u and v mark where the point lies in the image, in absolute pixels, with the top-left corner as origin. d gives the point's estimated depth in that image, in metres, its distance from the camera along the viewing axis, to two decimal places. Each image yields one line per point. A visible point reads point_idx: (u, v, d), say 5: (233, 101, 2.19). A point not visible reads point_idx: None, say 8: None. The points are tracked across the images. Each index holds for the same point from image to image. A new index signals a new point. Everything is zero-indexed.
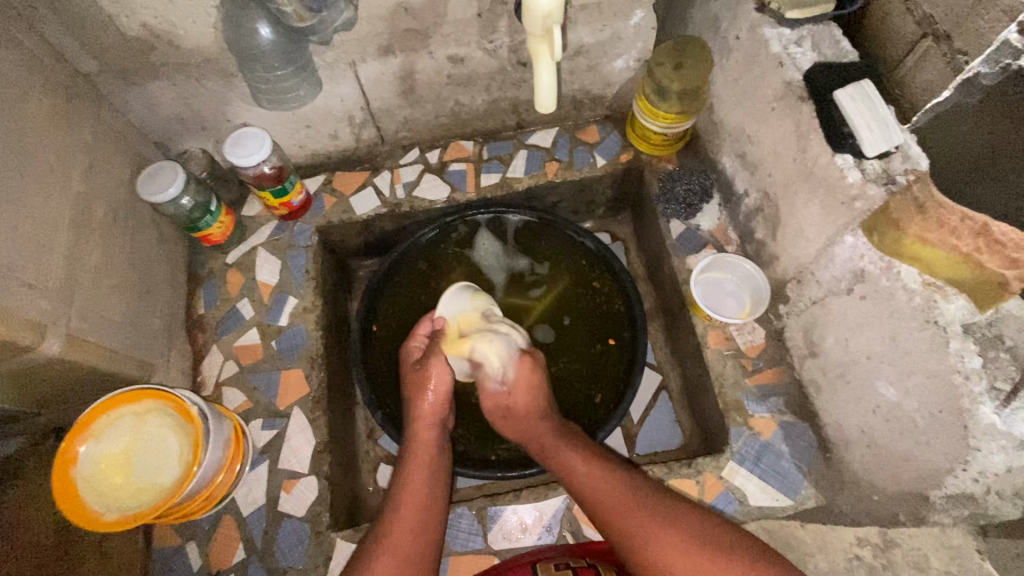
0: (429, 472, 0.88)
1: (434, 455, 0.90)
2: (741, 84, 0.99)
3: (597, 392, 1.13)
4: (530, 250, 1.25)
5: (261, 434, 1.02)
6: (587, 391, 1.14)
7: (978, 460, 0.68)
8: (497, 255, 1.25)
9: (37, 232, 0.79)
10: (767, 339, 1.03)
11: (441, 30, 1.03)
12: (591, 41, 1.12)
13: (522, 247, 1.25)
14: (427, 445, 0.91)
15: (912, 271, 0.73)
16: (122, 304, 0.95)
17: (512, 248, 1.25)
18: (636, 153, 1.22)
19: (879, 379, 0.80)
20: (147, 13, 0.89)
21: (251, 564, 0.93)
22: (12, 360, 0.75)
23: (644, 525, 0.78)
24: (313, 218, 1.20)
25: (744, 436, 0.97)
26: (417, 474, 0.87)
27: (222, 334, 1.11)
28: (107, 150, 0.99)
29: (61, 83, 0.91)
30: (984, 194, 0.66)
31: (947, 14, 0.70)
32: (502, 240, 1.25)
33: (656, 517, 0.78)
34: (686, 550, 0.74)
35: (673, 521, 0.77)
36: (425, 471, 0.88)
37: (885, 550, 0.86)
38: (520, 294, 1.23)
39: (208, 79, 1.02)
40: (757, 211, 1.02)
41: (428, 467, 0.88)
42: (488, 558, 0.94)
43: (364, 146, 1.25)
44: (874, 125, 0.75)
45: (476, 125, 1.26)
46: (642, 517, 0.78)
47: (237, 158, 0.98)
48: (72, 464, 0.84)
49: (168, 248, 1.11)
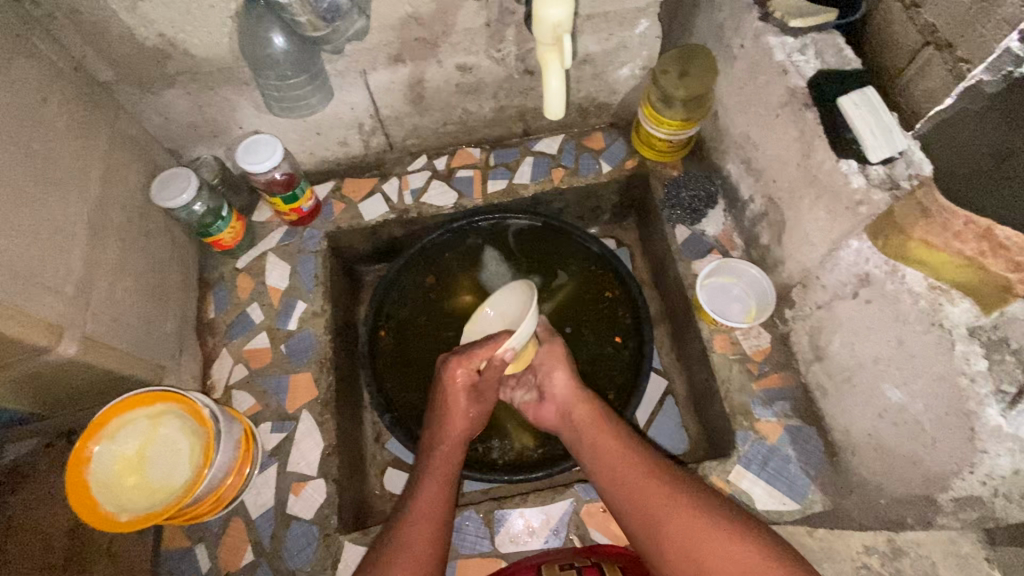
0: (445, 481, 0.87)
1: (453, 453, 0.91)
2: (745, 92, 1.00)
3: (611, 389, 1.14)
4: (538, 270, 1.25)
5: (270, 437, 1.03)
6: (602, 385, 1.14)
7: (985, 463, 0.68)
8: (505, 274, 1.25)
9: (54, 237, 0.81)
10: (773, 343, 1.03)
11: (450, 39, 1.05)
12: (597, 49, 1.14)
13: (529, 266, 1.26)
14: (447, 456, 0.90)
15: (916, 274, 0.74)
16: (134, 308, 0.96)
17: (518, 269, 1.26)
18: (642, 160, 1.24)
19: (885, 383, 0.81)
20: (164, 23, 0.91)
21: (260, 567, 0.94)
22: (30, 362, 0.76)
23: (649, 502, 0.77)
24: (323, 224, 1.21)
25: (750, 439, 0.97)
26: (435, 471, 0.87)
27: (232, 338, 1.12)
28: (122, 157, 1.00)
29: (78, 91, 0.93)
30: (1004, 207, 0.65)
31: (950, 22, 0.72)
32: (508, 252, 1.26)
33: (673, 498, 0.76)
34: (692, 526, 0.72)
35: (684, 502, 0.75)
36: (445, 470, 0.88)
37: (894, 559, 0.86)
38: None
39: (221, 87, 1.04)
40: (761, 216, 1.03)
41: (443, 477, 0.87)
42: (495, 561, 0.94)
43: (373, 154, 1.27)
44: (877, 132, 0.76)
45: (483, 132, 1.28)
46: (651, 493, 0.77)
47: (249, 165, 1.00)
48: (86, 465, 0.85)
49: (180, 253, 1.12)
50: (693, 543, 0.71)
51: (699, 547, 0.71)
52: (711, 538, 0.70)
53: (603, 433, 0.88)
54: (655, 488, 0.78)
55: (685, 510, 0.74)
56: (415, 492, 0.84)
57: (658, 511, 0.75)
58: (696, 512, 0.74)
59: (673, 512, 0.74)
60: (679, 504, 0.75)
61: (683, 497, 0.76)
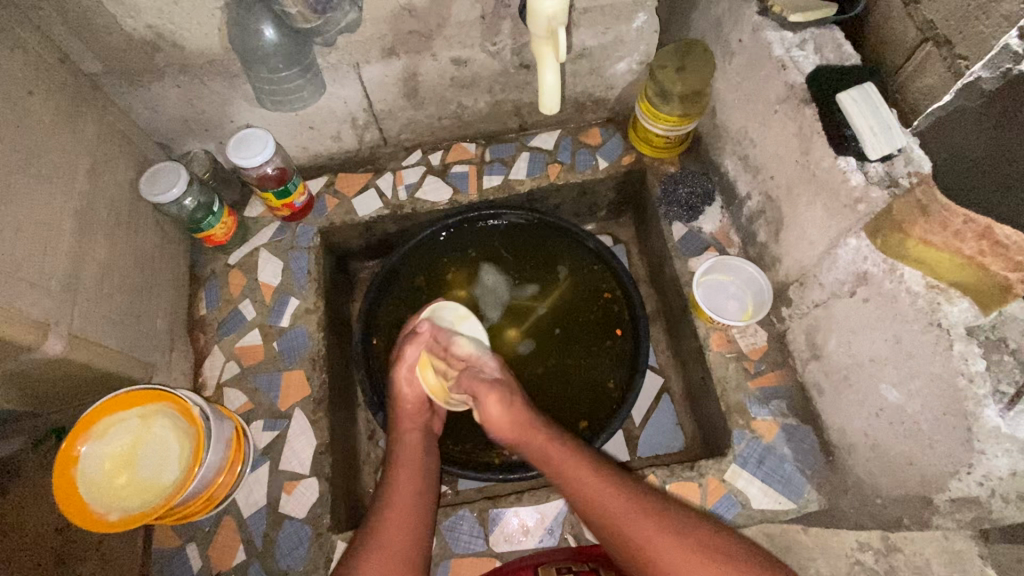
0: (418, 486, 0.86)
1: (421, 456, 0.90)
2: (744, 87, 0.99)
3: (611, 377, 1.13)
4: (537, 277, 1.23)
5: (262, 435, 1.02)
6: (603, 375, 1.14)
7: (982, 464, 0.68)
8: (501, 287, 1.23)
9: (40, 232, 0.79)
10: (769, 342, 1.03)
11: (445, 32, 1.04)
12: (594, 43, 1.12)
13: (528, 275, 1.24)
14: (416, 460, 0.89)
15: (914, 274, 0.73)
16: (124, 304, 0.95)
17: (518, 277, 1.24)
18: (639, 156, 1.22)
19: (883, 382, 0.80)
20: (151, 14, 0.90)
21: (251, 567, 0.93)
22: (16, 360, 0.75)
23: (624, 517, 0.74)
24: (315, 220, 1.20)
25: (746, 438, 0.97)
26: (407, 476, 0.86)
27: (224, 334, 1.11)
28: (110, 151, 0.99)
29: (66, 83, 0.91)
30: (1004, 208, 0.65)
31: (948, 18, 0.70)
32: (505, 270, 1.24)
33: (650, 512, 0.74)
34: (663, 540, 0.71)
35: (660, 515, 0.73)
36: (414, 473, 0.87)
37: (888, 555, 0.86)
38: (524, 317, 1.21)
39: (212, 81, 1.02)
40: (759, 213, 1.02)
41: (420, 477, 0.87)
42: (489, 561, 0.93)
43: (367, 148, 1.25)
44: (877, 129, 0.74)
45: (479, 127, 1.27)
46: (619, 508, 0.74)
47: (240, 159, 0.98)
48: (75, 464, 0.84)
49: (170, 248, 1.11)
50: (669, 561, 0.69)
51: (668, 563, 0.69)
52: (684, 556, 0.69)
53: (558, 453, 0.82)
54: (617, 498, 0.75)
55: (661, 526, 0.72)
56: (389, 495, 0.84)
57: (631, 527, 0.73)
58: (671, 529, 0.72)
59: (641, 525, 0.72)
60: (655, 517, 0.73)
61: (661, 510, 0.74)
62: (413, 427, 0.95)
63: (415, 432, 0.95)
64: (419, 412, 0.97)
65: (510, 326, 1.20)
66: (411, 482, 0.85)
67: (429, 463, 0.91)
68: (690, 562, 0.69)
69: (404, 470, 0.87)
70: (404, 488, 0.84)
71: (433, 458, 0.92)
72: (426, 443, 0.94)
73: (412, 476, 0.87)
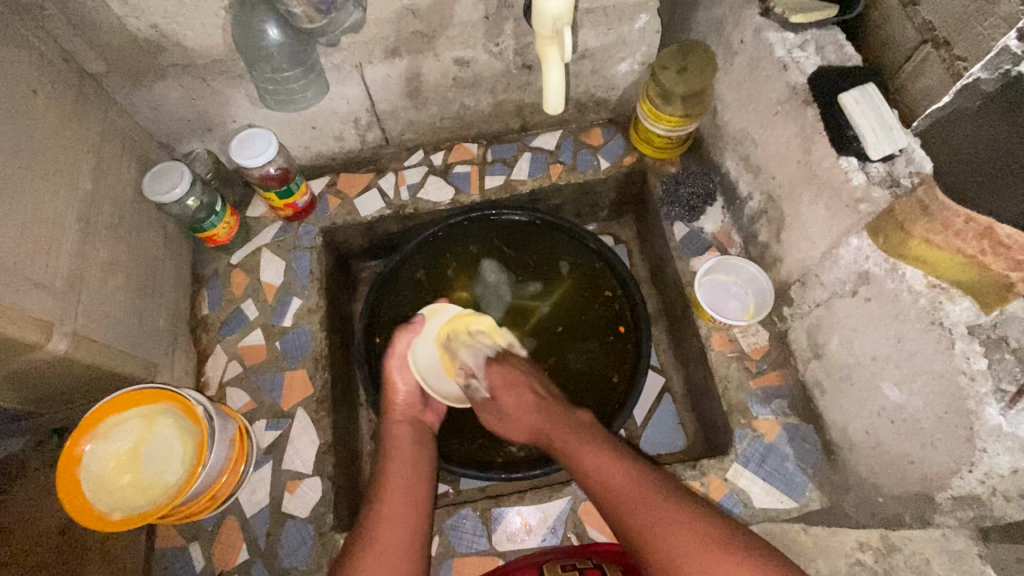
0: (411, 476, 0.87)
1: (413, 446, 0.92)
2: (745, 87, 1.00)
3: (614, 373, 1.14)
4: (540, 274, 1.24)
5: (265, 434, 1.02)
6: (606, 370, 1.15)
7: (984, 461, 0.68)
8: (503, 283, 1.24)
9: (43, 231, 0.79)
10: (771, 341, 1.03)
11: (447, 33, 1.04)
12: (596, 44, 1.12)
13: (529, 272, 1.24)
14: (408, 451, 0.91)
15: (916, 273, 0.73)
16: (127, 303, 0.95)
17: (522, 273, 1.24)
18: (641, 156, 1.23)
19: (885, 381, 0.80)
20: (155, 14, 0.90)
21: (254, 566, 0.93)
22: (20, 359, 0.75)
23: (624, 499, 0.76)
24: (318, 220, 1.20)
25: (748, 437, 0.97)
26: (399, 467, 0.88)
27: (227, 334, 1.11)
28: (114, 150, 0.99)
29: (69, 83, 0.91)
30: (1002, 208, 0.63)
31: (947, 19, 0.71)
32: (506, 266, 1.25)
33: (649, 495, 0.75)
34: (664, 519, 0.72)
35: (660, 498, 0.74)
36: (406, 465, 0.88)
37: (887, 555, 0.84)
38: (529, 313, 1.22)
39: (214, 80, 1.02)
40: (761, 213, 1.03)
41: (412, 468, 0.89)
42: (493, 560, 0.94)
43: (370, 148, 1.26)
44: (878, 129, 0.75)
45: (480, 127, 1.27)
46: (622, 491, 0.76)
47: (243, 159, 0.98)
48: (78, 463, 0.84)
49: (173, 248, 1.11)
50: (672, 542, 0.70)
51: (673, 542, 0.69)
52: (686, 536, 0.69)
53: (569, 442, 0.86)
54: (621, 485, 0.77)
55: (663, 507, 0.73)
56: (382, 487, 0.85)
57: (633, 509, 0.74)
58: (671, 510, 0.72)
59: (642, 507, 0.74)
60: (656, 499, 0.74)
61: (660, 493, 0.75)
62: (403, 418, 0.97)
63: (404, 423, 0.97)
64: (411, 406, 1.00)
65: (511, 325, 1.21)
66: (403, 473, 0.87)
67: (422, 453, 0.92)
68: (690, 541, 0.69)
69: (396, 462, 0.89)
70: (398, 479, 0.86)
71: (427, 448, 0.94)
72: (418, 435, 0.95)
73: (403, 467, 0.88)
